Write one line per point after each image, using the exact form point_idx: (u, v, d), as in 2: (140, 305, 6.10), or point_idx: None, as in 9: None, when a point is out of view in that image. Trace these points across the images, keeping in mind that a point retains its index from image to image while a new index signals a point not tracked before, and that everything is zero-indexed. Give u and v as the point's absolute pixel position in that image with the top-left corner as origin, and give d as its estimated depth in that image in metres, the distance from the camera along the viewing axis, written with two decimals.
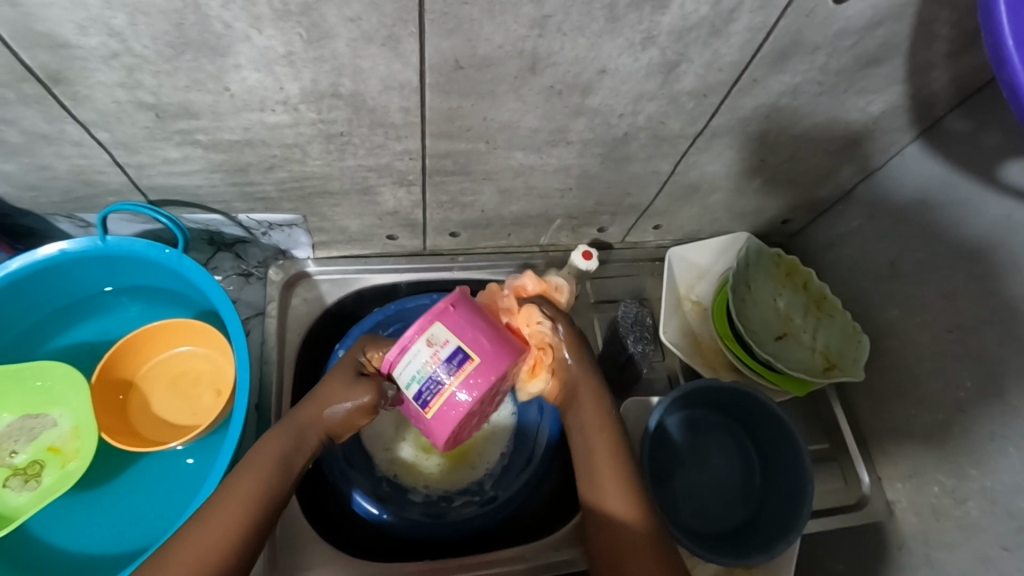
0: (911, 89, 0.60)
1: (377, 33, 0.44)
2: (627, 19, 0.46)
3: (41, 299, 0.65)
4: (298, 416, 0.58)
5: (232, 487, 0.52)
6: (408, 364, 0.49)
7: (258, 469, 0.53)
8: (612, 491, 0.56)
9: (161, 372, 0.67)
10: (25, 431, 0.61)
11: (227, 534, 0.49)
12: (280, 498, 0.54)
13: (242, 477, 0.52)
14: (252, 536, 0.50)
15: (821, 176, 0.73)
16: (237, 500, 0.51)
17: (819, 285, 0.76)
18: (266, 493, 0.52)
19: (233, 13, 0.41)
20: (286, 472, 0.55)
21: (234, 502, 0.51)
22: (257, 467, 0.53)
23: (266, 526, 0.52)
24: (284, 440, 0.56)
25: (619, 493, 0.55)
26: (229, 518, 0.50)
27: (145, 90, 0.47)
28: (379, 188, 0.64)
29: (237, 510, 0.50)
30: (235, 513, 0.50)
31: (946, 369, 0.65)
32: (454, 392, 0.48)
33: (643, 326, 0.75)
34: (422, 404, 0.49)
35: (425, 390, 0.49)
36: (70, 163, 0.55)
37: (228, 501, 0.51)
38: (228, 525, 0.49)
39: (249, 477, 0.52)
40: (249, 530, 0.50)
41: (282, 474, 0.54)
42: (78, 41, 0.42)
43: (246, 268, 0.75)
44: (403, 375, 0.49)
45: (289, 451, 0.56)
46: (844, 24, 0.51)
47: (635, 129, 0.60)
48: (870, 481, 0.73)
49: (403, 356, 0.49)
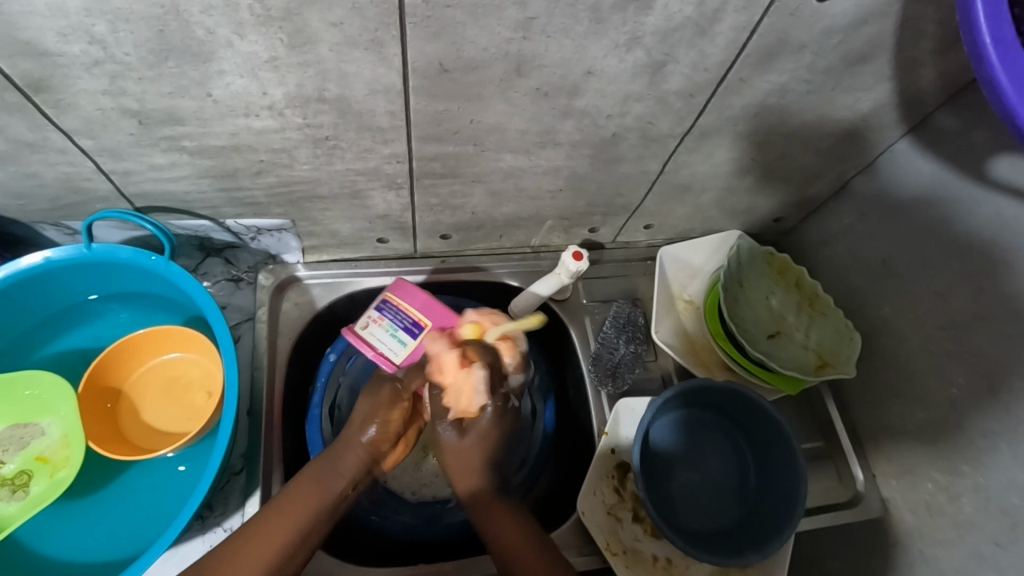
0: (900, 87, 0.60)
1: (360, 37, 0.44)
2: (612, 20, 0.46)
3: (28, 308, 0.64)
4: (339, 445, 0.62)
5: (283, 509, 0.56)
6: (383, 338, 0.69)
7: (299, 495, 0.57)
8: (467, 473, 0.63)
9: (151, 379, 0.67)
10: (15, 440, 0.60)
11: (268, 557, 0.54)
12: (323, 522, 0.58)
13: (289, 502, 0.57)
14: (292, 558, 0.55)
15: (811, 174, 0.73)
16: (286, 522, 0.56)
17: (812, 283, 0.76)
18: (306, 519, 0.57)
19: (215, 19, 0.41)
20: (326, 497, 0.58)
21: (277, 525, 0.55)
22: (298, 495, 0.57)
23: (304, 552, 0.56)
24: (321, 467, 0.60)
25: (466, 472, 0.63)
26: (271, 538, 0.55)
27: (129, 97, 0.47)
28: (368, 191, 0.64)
29: (277, 534, 0.55)
30: (276, 535, 0.55)
31: (938, 365, 0.65)
32: (405, 304, 0.70)
33: (634, 327, 0.79)
34: (415, 326, 0.69)
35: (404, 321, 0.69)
36: (56, 171, 0.55)
37: (275, 520, 0.56)
38: (274, 544, 0.55)
39: (292, 502, 0.57)
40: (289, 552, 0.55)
41: (322, 500, 0.58)
42: (59, 49, 0.42)
43: (237, 273, 0.74)
44: (393, 345, 0.69)
45: (328, 475, 0.60)
46: (831, 23, 0.50)
47: (624, 129, 0.60)
48: (865, 478, 0.73)
49: (373, 343, 0.68)
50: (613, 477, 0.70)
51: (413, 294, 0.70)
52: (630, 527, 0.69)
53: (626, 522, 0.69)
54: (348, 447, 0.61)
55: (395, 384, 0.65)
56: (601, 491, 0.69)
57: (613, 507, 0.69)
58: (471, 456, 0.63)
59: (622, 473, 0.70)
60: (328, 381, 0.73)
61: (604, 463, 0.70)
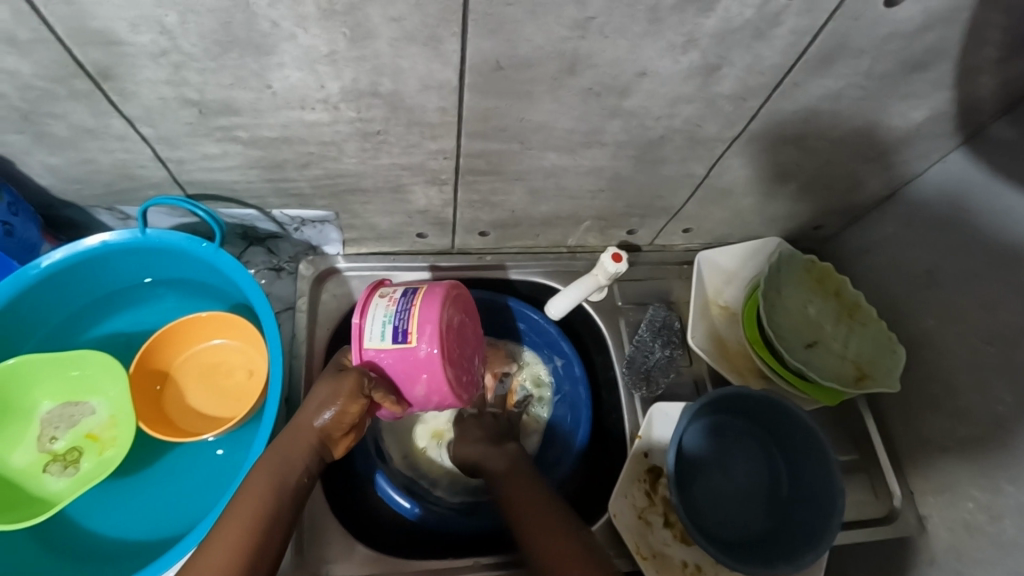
0: (957, 95, 0.58)
1: (419, 33, 0.45)
2: (669, 21, 0.46)
3: (82, 290, 0.67)
4: (286, 437, 0.56)
5: (234, 512, 0.51)
6: (375, 319, 0.58)
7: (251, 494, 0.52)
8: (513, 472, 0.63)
9: (195, 364, 0.69)
10: (65, 417, 0.62)
11: (234, 558, 0.48)
12: (282, 516, 0.52)
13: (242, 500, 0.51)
14: (258, 558, 0.49)
15: (857, 182, 0.71)
16: (239, 524, 0.50)
17: (853, 292, 0.75)
18: (259, 518, 0.50)
19: (280, 13, 0.42)
20: (283, 489, 0.53)
21: (235, 523, 0.50)
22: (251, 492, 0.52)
23: (276, 543, 0.51)
24: (272, 461, 0.54)
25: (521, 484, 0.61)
26: (233, 541, 0.49)
27: (190, 87, 0.48)
28: (411, 186, 0.64)
29: (240, 529, 0.49)
30: (234, 536, 0.49)
31: (986, 381, 0.63)
32: (416, 314, 0.58)
33: (669, 331, 0.78)
34: (402, 335, 0.57)
35: (397, 321, 0.57)
36: (114, 157, 0.56)
37: (226, 525, 0.50)
38: (230, 549, 0.48)
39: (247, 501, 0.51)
40: (254, 551, 0.49)
41: (276, 492, 0.52)
42: (128, 39, 0.43)
43: (278, 263, 0.77)
44: (374, 331, 0.58)
45: (280, 470, 0.54)
46: (892, 28, 0.49)
47: (671, 131, 0.59)
48: (901, 494, 0.72)
49: (367, 314, 0.59)
50: (645, 481, 0.70)
51: (431, 317, 0.57)
52: (661, 532, 0.69)
53: (657, 527, 0.69)
54: (297, 435, 0.56)
55: (364, 378, 0.57)
56: (632, 493, 0.69)
57: (643, 510, 0.69)
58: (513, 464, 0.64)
59: (654, 477, 0.70)
60: None
61: (637, 466, 0.70)
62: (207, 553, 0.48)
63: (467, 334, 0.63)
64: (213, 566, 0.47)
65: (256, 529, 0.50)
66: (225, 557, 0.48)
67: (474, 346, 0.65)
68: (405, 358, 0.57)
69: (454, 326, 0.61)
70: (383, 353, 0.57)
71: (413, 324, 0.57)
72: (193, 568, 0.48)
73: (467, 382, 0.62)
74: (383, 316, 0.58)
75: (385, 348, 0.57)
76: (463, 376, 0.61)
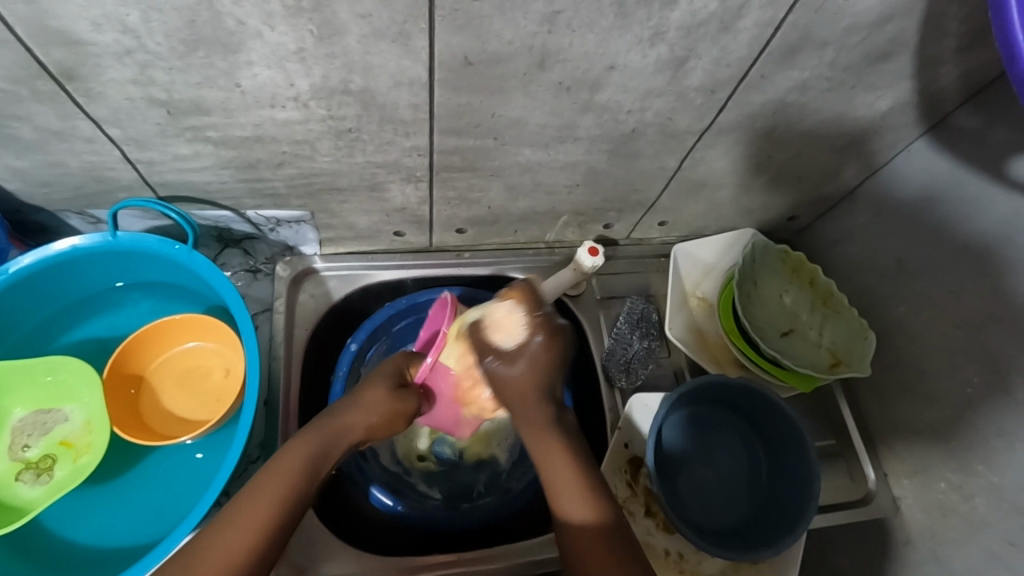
0: (920, 85, 0.60)
1: (388, 30, 0.45)
2: (636, 15, 0.47)
3: (53, 294, 0.65)
4: (323, 428, 0.56)
5: (262, 489, 0.51)
6: None
7: (284, 475, 0.52)
8: (571, 495, 0.55)
9: (171, 368, 0.68)
10: (39, 425, 0.61)
11: (257, 538, 0.49)
12: (302, 508, 0.52)
13: (269, 480, 0.52)
14: (271, 548, 0.49)
15: (827, 173, 0.73)
16: (270, 504, 0.50)
17: (826, 281, 0.76)
18: (291, 502, 0.51)
19: (246, 10, 0.42)
20: (310, 482, 0.53)
21: (263, 504, 0.50)
22: (279, 474, 0.52)
23: (291, 535, 0.51)
24: (311, 448, 0.54)
25: (580, 498, 0.55)
26: (255, 522, 0.49)
27: (157, 87, 0.48)
28: (387, 184, 0.64)
29: (263, 515, 0.50)
30: (263, 516, 0.49)
31: (954, 364, 0.65)
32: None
33: (647, 324, 0.79)
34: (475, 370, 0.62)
35: None
36: (81, 160, 0.56)
37: (255, 501, 0.50)
38: (256, 529, 0.49)
39: (279, 481, 0.52)
40: (270, 541, 0.49)
41: (310, 477, 0.53)
42: (92, 38, 0.43)
43: (255, 264, 0.75)
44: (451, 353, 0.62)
45: (314, 459, 0.54)
46: (854, 20, 0.51)
47: (644, 125, 0.60)
48: (876, 478, 0.73)
49: None
50: (626, 471, 0.70)
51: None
52: (643, 522, 0.69)
53: (638, 517, 0.69)
54: (340, 430, 0.57)
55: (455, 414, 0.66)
56: (613, 484, 0.70)
57: (626, 500, 0.70)
58: (567, 461, 0.56)
59: (635, 468, 0.71)
60: (349, 370, 0.73)
61: (617, 458, 0.71)
62: (230, 529, 0.48)
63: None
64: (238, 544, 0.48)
65: (283, 515, 0.50)
66: (248, 536, 0.48)
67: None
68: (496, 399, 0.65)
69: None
70: (444, 376, 0.63)
71: None
72: (213, 540, 0.48)
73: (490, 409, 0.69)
74: None
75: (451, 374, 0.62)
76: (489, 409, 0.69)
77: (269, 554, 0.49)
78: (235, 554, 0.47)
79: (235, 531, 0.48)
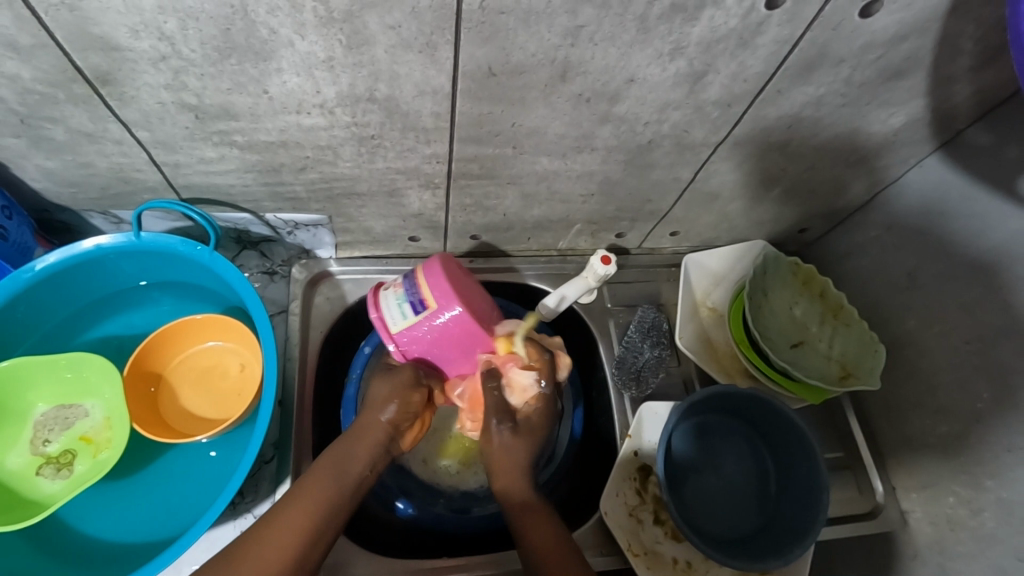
0: (933, 103, 0.61)
1: (415, 41, 0.46)
2: (657, 30, 0.48)
3: (76, 292, 0.67)
4: (356, 429, 0.60)
5: (298, 496, 0.55)
6: (390, 306, 0.60)
7: (317, 479, 0.56)
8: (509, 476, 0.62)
9: (189, 367, 0.69)
10: (59, 420, 0.62)
11: (296, 537, 0.53)
12: (342, 508, 0.56)
13: (305, 488, 0.55)
14: (314, 545, 0.53)
15: (839, 187, 0.74)
16: (304, 508, 0.54)
17: (836, 294, 0.77)
18: (325, 503, 0.55)
19: (279, 20, 0.43)
20: (341, 484, 0.56)
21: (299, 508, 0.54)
22: (315, 477, 0.56)
23: (332, 532, 0.54)
24: (337, 454, 0.58)
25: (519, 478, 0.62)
26: (295, 522, 0.53)
27: (189, 92, 0.49)
28: (405, 190, 0.65)
29: (302, 516, 0.54)
30: (301, 519, 0.53)
31: (964, 378, 0.65)
32: (425, 282, 0.58)
33: (658, 332, 0.79)
34: (422, 307, 0.58)
35: (410, 298, 0.59)
36: (110, 161, 0.57)
37: (294, 505, 0.54)
38: (296, 530, 0.53)
39: (312, 487, 0.55)
40: (308, 538, 0.53)
41: (339, 483, 0.56)
42: (129, 44, 0.44)
43: (271, 266, 0.75)
44: (396, 317, 0.59)
45: (343, 462, 0.58)
46: (870, 38, 0.52)
47: (660, 136, 0.61)
48: (884, 491, 0.73)
49: (382, 306, 0.61)
50: (636, 479, 0.71)
51: (440, 280, 0.58)
52: (651, 529, 0.70)
53: (647, 524, 0.70)
54: (364, 431, 0.60)
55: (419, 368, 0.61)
56: (623, 491, 0.70)
57: (635, 509, 0.70)
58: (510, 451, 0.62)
59: (644, 476, 0.71)
60: (362, 373, 0.73)
61: (628, 465, 0.71)
62: (272, 531, 0.53)
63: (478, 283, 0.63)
64: (277, 544, 0.52)
65: (316, 517, 0.54)
66: (287, 537, 0.52)
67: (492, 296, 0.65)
68: (434, 322, 0.58)
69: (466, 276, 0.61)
70: (412, 338, 0.60)
71: (426, 290, 0.58)
72: (257, 538, 0.53)
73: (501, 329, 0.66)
74: (395, 299, 0.60)
75: (414, 324, 0.59)
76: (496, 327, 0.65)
77: (308, 554, 0.52)
78: (277, 555, 0.51)
79: (274, 535, 0.52)
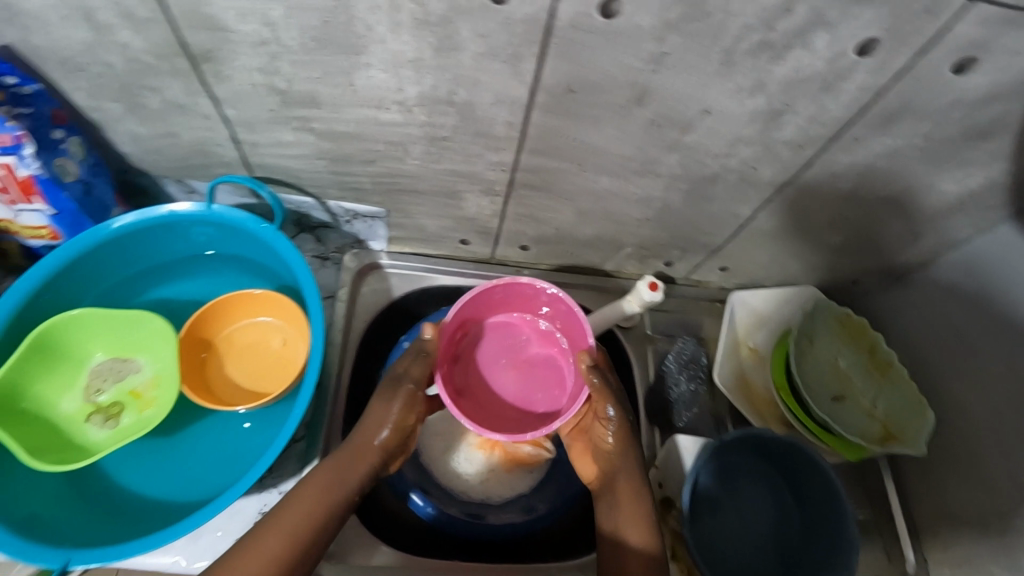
0: (1014, 168, 0.59)
1: (502, 51, 0.47)
2: (741, 65, 0.48)
3: (144, 253, 0.70)
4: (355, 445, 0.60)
5: (298, 494, 0.56)
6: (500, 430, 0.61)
7: (316, 483, 0.57)
8: (633, 524, 0.59)
9: (236, 339, 0.71)
10: (113, 372, 0.65)
11: (288, 537, 0.53)
12: (337, 513, 0.56)
13: (306, 490, 0.56)
14: (307, 549, 0.53)
15: (901, 243, 0.72)
16: (303, 509, 0.55)
17: (887, 351, 0.74)
18: (322, 507, 0.55)
19: (377, 18, 0.45)
20: (338, 489, 0.57)
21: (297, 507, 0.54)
22: (315, 486, 0.57)
23: (325, 534, 0.55)
24: (335, 468, 0.58)
25: (636, 525, 0.59)
26: (292, 521, 0.54)
27: (280, 77, 0.51)
28: (465, 193, 0.66)
29: (300, 516, 0.54)
30: (296, 518, 0.54)
31: (1016, 457, 0.63)
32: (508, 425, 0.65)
33: (697, 366, 0.78)
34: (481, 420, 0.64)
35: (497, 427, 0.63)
36: (194, 134, 0.60)
37: (292, 503, 0.55)
38: (289, 528, 0.53)
39: (310, 491, 0.56)
40: (301, 553, 0.53)
41: (337, 491, 0.57)
42: (235, 27, 0.46)
43: (324, 251, 0.77)
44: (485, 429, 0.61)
45: (341, 475, 0.58)
46: (958, 95, 0.51)
47: (726, 170, 0.61)
48: (916, 561, 0.71)
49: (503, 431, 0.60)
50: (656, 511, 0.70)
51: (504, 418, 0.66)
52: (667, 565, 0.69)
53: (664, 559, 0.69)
54: (359, 452, 0.60)
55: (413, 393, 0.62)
56: None
57: None
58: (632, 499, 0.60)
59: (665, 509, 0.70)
60: None
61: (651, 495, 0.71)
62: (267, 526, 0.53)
63: (544, 406, 0.65)
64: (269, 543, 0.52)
65: (313, 517, 0.54)
66: (278, 536, 0.52)
67: (562, 385, 0.67)
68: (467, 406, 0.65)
69: (527, 421, 0.65)
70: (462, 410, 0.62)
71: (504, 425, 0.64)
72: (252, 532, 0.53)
73: (550, 335, 0.70)
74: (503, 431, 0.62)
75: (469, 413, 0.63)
76: (535, 347, 0.69)
77: (302, 552, 0.53)
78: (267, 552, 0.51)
79: (270, 533, 0.53)
